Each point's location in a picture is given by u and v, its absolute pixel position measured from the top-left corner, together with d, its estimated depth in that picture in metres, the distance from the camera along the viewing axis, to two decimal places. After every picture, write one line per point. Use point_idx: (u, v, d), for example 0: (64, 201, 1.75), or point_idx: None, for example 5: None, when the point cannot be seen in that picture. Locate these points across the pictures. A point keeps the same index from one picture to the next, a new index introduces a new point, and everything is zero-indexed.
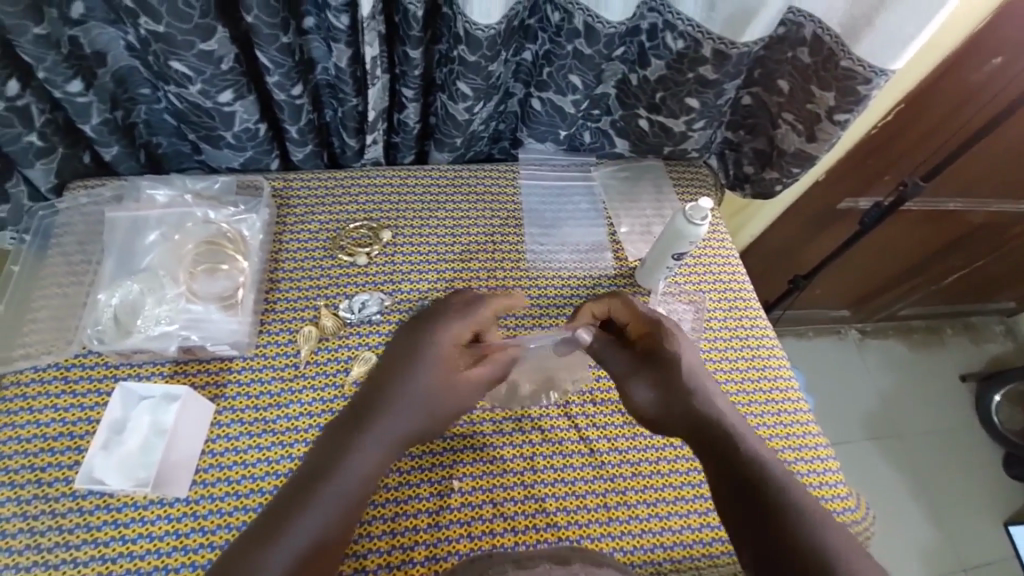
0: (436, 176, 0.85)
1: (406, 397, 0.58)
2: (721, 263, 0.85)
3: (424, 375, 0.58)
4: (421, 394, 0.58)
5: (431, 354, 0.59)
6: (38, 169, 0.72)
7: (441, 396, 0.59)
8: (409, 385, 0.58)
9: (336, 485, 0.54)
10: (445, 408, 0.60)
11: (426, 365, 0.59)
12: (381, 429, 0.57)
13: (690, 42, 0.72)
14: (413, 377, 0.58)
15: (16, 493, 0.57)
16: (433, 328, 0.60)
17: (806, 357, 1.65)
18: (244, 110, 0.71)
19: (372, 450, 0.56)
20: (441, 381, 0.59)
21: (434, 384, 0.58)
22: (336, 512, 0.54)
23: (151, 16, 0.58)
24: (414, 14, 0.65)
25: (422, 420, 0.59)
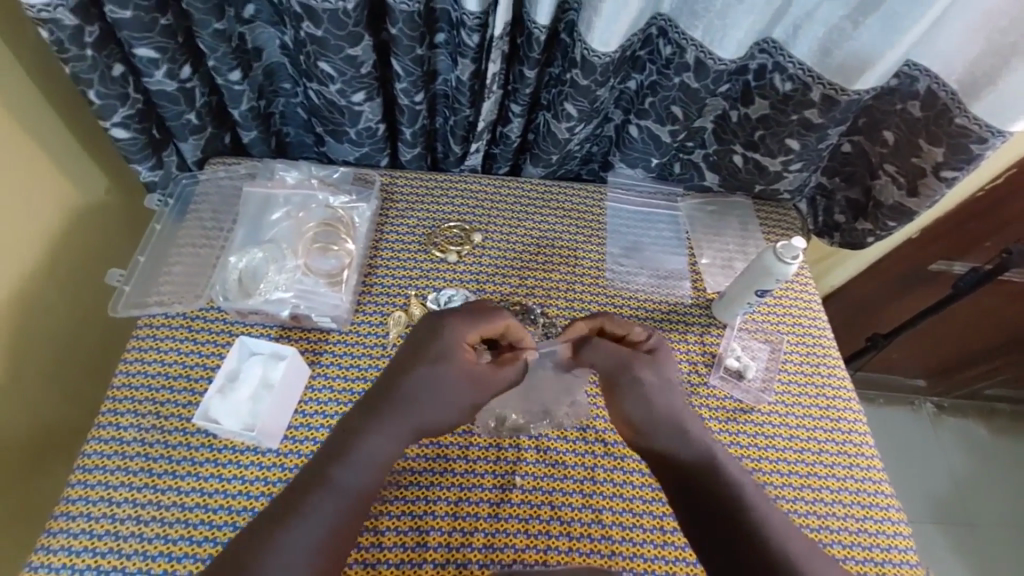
0: (528, 189, 0.90)
1: (418, 395, 0.57)
2: (802, 306, 0.85)
3: (436, 375, 0.57)
4: (429, 388, 0.57)
5: (438, 352, 0.58)
6: (189, 143, 0.81)
7: (446, 393, 0.57)
8: (419, 384, 0.57)
9: (348, 473, 0.55)
10: (453, 406, 0.58)
11: (443, 366, 0.57)
12: (392, 422, 0.57)
13: (799, 85, 0.73)
14: (423, 378, 0.57)
15: (139, 420, 0.64)
16: (444, 327, 0.59)
17: (874, 424, 1.56)
18: (370, 110, 0.79)
19: (384, 441, 0.56)
20: (455, 387, 0.57)
21: (450, 381, 0.57)
22: (349, 500, 0.54)
23: (314, 21, 0.66)
24: (537, 37, 0.70)
25: (437, 418, 0.58)
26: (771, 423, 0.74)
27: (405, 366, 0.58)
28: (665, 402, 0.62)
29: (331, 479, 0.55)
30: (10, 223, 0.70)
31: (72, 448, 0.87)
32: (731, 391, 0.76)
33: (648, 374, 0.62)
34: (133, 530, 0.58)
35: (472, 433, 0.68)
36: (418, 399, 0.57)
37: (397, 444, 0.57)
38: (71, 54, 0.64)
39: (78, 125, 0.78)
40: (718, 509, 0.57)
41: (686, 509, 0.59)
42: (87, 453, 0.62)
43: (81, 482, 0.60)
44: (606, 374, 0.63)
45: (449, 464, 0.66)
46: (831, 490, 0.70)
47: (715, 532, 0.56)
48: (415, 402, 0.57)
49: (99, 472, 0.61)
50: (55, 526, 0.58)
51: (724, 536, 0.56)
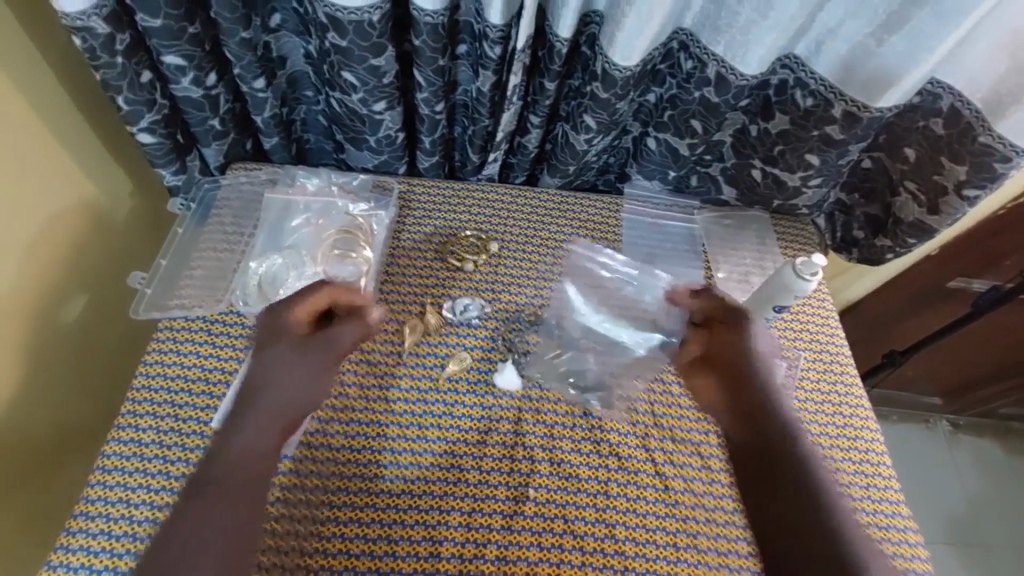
0: (544, 199, 0.90)
1: (259, 376, 0.58)
2: (819, 323, 0.84)
3: (265, 354, 0.59)
4: (267, 365, 0.59)
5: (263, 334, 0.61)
6: (212, 149, 0.83)
7: (277, 368, 0.59)
8: (261, 367, 0.59)
9: (215, 467, 0.53)
10: (300, 376, 0.59)
11: (282, 344, 0.60)
12: (244, 409, 0.57)
13: (821, 101, 0.73)
14: (270, 362, 0.59)
15: (157, 423, 0.65)
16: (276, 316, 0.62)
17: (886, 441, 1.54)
18: (391, 119, 0.79)
19: (247, 430, 0.56)
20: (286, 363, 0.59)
21: (279, 353, 0.59)
22: (223, 492, 0.52)
23: (339, 32, 0.66)
24: (559, 50, 0.70)
25: (289, 397, 0.58)
26: None
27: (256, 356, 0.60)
28: (758, 353, 0.65)
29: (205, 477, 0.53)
30: (35, 224, 0.72)
31: (90, 445, 0.88)
32: None
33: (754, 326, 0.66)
34: (150, 532, 0.58)
35: (486, 444, 0.68)
36: (259, 380, 0.58)
37: (263, 429, 0.56)
38: (103, 61, 0.65)
39: (104, 128, 0.80)
40: (784, 482, 0.57)
41: (751, 474, 0.60)
42: (106, 454, 0.63)
43: (100, 482, 0.61)
44: (714, 312, 0.68)
45: (462, 474, 0.66)
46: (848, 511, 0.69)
47: (772, 503, 0.57)
48: (261, 382, 0.58)
49: (118, 474, 0.61)
50: (74, 526, 0.58)
51: (785, 510, 0.56)
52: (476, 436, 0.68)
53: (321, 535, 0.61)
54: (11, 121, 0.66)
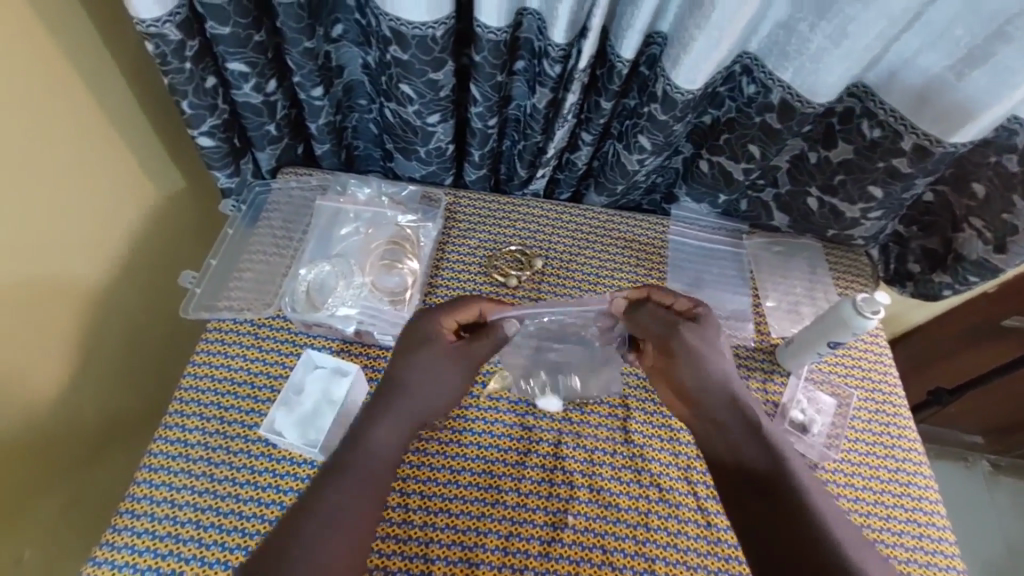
0: (589, 217, 0.89)
1: (415, 383, 0.59)
2: (872, 360, 0.81)
3: (422, 360, 0.59)
4: (422, 375, 0.59)
5: (421, 341, 0.60)
6: (266, 153, 0.84)
7: (435, 379, 0.60)
8: (418, 372, 0.59)
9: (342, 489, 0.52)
10: (447, 382, 0.61)
11: (429, 352, 0.60)
12: (385, 421, 0.57)
13: (889, 132, 0.70)
14: (418, 370, 0.59)
15: (203, 424, 0.65)
16: (425, 323, 0.61)
17: None
18: (443, 131, 0.79)
19: (383, 439, 0.56)
20: (434, 370, 0.60)
21: (436, 360, 0.60)
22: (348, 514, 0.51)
23: (401, 46, 0.67)
24: (619, 71, 0.69)
25: (432, 403, 0.60)
26: (837, 482, 0.71)
27: (405, 353, 0.60)
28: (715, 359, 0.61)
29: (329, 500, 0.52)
30: (96, 219, 0.74)
31: (135, 438, 0.90)
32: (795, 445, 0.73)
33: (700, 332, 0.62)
34: (192, 534, 0.59)
35: (525, 465, 0.67)
36: (414, 387, 0.59)
37: (397, 441, 0.57)
38: (172, 67, 0.66)
39: (165, 129, 0.82)
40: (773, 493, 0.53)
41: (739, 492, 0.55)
42: (153, 453, 0.64)
43: (147, 481, 0.62)
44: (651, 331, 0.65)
45: (500, 496, 0.65)
46: (899, 560, 0.67)
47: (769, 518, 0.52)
48: (410, 382, 0.59)
49: (164, 473, 0.62)
50: (121, 523, 0.59)
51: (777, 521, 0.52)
52: (515, 457, 0.67)
53: None
54: (81, 121, 0.68)
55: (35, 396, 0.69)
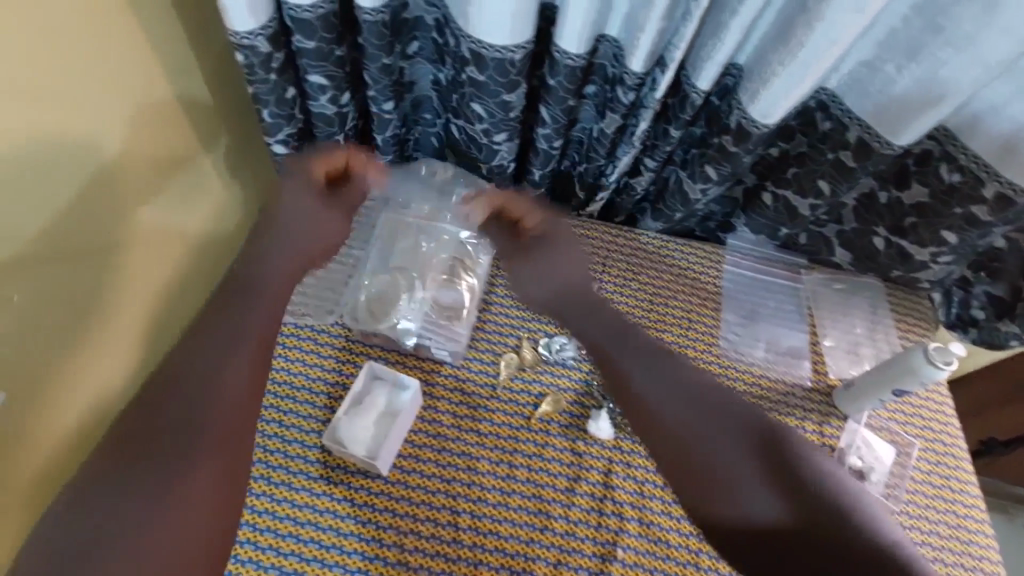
0: (644, 243, 0.89)
1: (287, 222, 0.68)
2: (933, 409, 0.78)
3: (288, 204, 0.68)
4: (289, 212, 0.68)
5: (292, 184, 0.70)
6: None
7: (305, 220, 0.69)
8: (291, 213, 0.68)
9: (213, 355, 0.59)
10: (310, 235, 0.68)
11: (296, 193, 0.69)
12: (251, 267, 0.65)
13: (969, 178, 0.68)
14: (289, 209, 0.68)
15: (262, 426, 0.67)
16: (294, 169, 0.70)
17: None
18: (507, 150, 0.80)
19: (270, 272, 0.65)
20: (316, 212, 0.69)
21: (301, 201, 0.69)
22: (192, 373, 0.57)
23: (479, 67, 0.67)
24: (694, 102, 0.69)
25: (300, 245, 0.67)
26: None
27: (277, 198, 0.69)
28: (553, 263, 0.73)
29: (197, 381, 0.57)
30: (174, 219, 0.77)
31: None
32: None
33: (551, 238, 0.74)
34: (248, 536, 0.60)
35: (575, 492, 0.66)
36: (278, 224, 0.68)
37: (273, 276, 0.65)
38: (257, 77, 0.68)
39: (244, 134, 0.84)
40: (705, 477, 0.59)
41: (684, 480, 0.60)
42: None
43: None
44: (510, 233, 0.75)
45: (549, 522, 0.65)
46: None
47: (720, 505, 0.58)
48: (284, 219, 0.68)
49: None
50: None
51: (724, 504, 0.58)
52: (565, 483, 0.67)
53: (408, 566, 0.61)
54: (175, 127, 0.70)
55: (106, 380, 0.72)
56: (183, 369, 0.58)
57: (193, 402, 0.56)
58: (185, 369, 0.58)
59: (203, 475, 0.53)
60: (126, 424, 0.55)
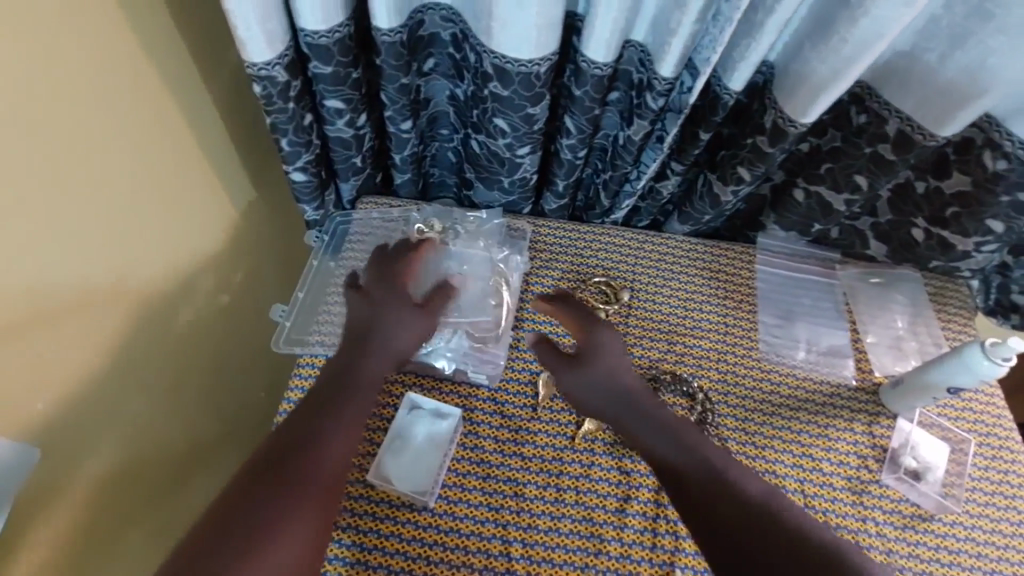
0: (672, 246, 0.87)
1: (386, 334, 0.62)
2: (984, 403, 0.76)
3: (395, 312, 0.64)
4: (393, 324, 0.63)
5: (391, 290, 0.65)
6: (349, 184, 0.84)
7: (401, 335, 0.63)
8: (391, 324, 0.63)
9: (329, 446, 0.53)
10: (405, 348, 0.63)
11: (396, 302, 0.65)
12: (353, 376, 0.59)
13: (1017, 165, 0.66)
14: (392, 316, 0.64)
15: None
16: (389, 276, 0.67)
17: None
18: (530, 162, 0.78)
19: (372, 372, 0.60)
20: (406, 317, 0.64)
21: (402, 315, 0.64)
22: (323, 463, 0.52)
23: (503, 82, 0.65)
24: (725, 103, 0.67)
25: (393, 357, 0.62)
26: (956, 536, 0.67)
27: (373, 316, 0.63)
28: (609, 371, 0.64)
29: (312, 462, 0.52)
30: (194, 253, 0.75)
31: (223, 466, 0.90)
32: (906, 493, 0.69)
33: (605, 338, 0.66)
34: None
35: (626, 513, 0.65)
36: (378, 334, 0.62)
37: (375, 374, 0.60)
38: (276, 106, 0.66)
39: (255, 163, 0.83)
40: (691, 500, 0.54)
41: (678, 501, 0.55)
42: None
43: None
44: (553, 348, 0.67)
45: (603, 545, 0.63)
46: None
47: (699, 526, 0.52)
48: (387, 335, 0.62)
49: None
50: None
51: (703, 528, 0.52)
52: (615, 503, 0.65)
53: None
54: (185, 156, 0.69)
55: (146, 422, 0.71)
56: (285, 431, 0.54)
57: (296, 459, 0.51)
58: (297, 447, 0.52)
59: (300, 539, 0.48)
60: (244, 484, 0.49)
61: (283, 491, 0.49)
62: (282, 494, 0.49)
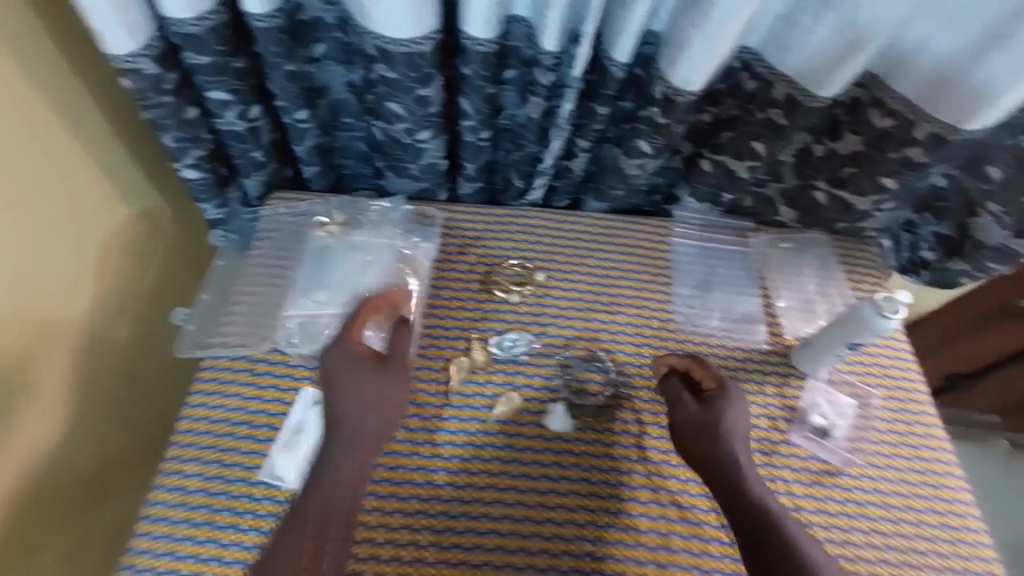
0: (589, 223, 0.86)
1: (359, 400, 0.59)
2: (892, 358, 0.78)
3: (351, 373, 0.60)
4: (352, 387, 0.59)
5: (343, 350, 0.61)
6: (252, 180, 0.80)
7: (371, 393, 0.60)
8: (352, 387, 0.59)
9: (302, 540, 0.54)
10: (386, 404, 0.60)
11: (349, 363, 0.60)
12: (330, 457, 0.57)
13: (900, 122, 0.67)
14: (348, 379, 0.59)
15: (202, 469, 0.64)
16: (347, 335, 0.62)
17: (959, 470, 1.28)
18: (435, 147, 0.76)
19: (349, 452, 0.57)
20: (367, 374, 0.60)
21: (361, 372, 0.60)
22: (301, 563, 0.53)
23: (388, 64, 0.64)
24: (614, 75, 0.66)
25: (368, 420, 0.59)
26: (862, 488, 0.69)
27: (332, 396, 0.59)
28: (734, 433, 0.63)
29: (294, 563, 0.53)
30: (86, 262, 0.71)
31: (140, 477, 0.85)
32: (816, 450, 0.70)
33: (739, 402, 0.66)
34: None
35: (538, 492, 0.66)
36: (361, 402, 0.59)
37: (355, 450, 0.58)
38: (151, 101, 0.64)
39: (152, 165, 0.79)
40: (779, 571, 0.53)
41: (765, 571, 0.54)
42: (153, 502, 0.62)
43: (149, 532, 0.61)
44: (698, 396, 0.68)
45: (515, 525, 0.64)
46: (932, 568, 0.65)
47: None
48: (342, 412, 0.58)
49: (165, 523, 0.61)
50: (141, 563, 0.59)
51: None
52: (528, 483, 0.67)
53: None
54: (64, 161, 0.66)
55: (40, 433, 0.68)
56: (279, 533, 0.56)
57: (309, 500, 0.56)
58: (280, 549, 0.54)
59: None
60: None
61: (294, 527, 0.55)
62: (292, 530, 0.55)
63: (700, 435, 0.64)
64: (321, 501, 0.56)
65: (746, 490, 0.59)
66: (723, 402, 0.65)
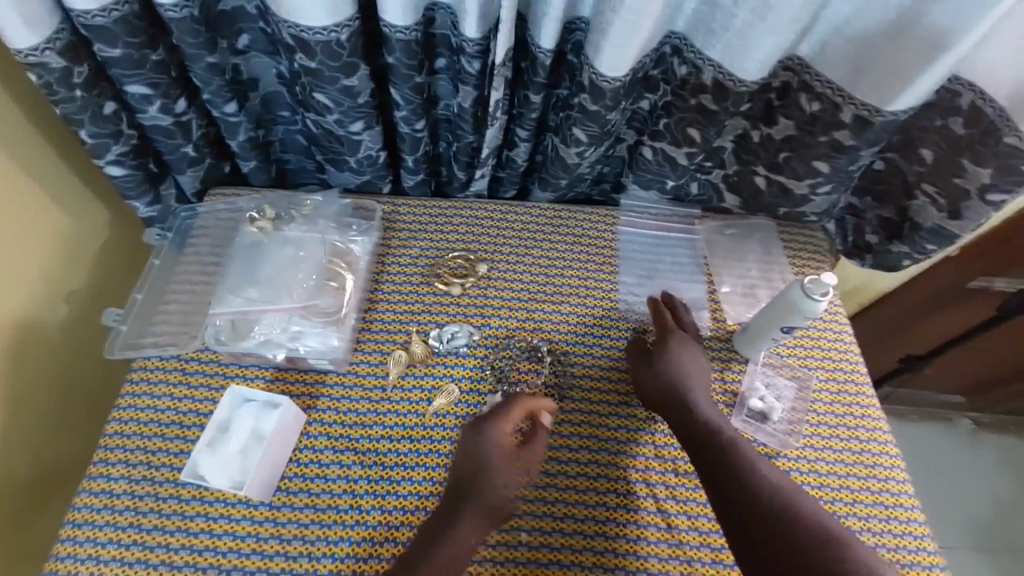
0: (535, 214, 0.86)
1: (489, 496, 0.58)
2: (831, 340, 0.79)
3: (492, 470, 0.58)
4: (495, 487, 0.58)
5: (493, 447, 0.60)
6: (187, 175, 0.79)
7: (506, 492, 0.59)
8: (493, 485, 0.58)
9: None
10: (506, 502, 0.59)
11: (494, 462, 0.59)
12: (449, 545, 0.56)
13: (828, 105, 0.68)
14: (491, 476, 0.58)
15: (130, 471, 0.63)
16: (489, 430, 0.60)
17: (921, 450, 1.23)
18: (370, 139, 0.75)
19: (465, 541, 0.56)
20: (509, 472, 0.59)
21: (492, 466, 0.59)
22: None
23: (307, 53, 0.63)
24: (542, 62, 0.65)
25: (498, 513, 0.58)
26: (799, 470, 0.69)
27: (468, 460, 0.60)
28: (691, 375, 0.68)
29: None
30: (12, 267, 0.69)
31: (63, 479, 0.80)
32: (755, 433, 0.71)
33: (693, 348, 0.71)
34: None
35: None
36: (483, 498, 0.58)
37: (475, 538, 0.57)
38: (60, 96, 0.62)
39: (76, 162, 0.76)
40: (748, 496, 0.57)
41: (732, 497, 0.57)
42: (77, 507, 0.61)
43: (71, 538, 0.59)
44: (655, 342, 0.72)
45: None
46: (867, 547, 0.65)
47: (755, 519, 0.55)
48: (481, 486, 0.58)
49: (89, 528, 0.60)
50: (62, 569, 0.58)
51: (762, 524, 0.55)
52: None
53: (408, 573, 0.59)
54: None
55: None
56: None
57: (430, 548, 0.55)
58: None
59: None
60: None
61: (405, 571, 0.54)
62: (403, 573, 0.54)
63: (654, 376, 0.68)
64: (447, 553, 0.55)
65: (704, 423, 0.64)
66: (674, 344, 0.70)
